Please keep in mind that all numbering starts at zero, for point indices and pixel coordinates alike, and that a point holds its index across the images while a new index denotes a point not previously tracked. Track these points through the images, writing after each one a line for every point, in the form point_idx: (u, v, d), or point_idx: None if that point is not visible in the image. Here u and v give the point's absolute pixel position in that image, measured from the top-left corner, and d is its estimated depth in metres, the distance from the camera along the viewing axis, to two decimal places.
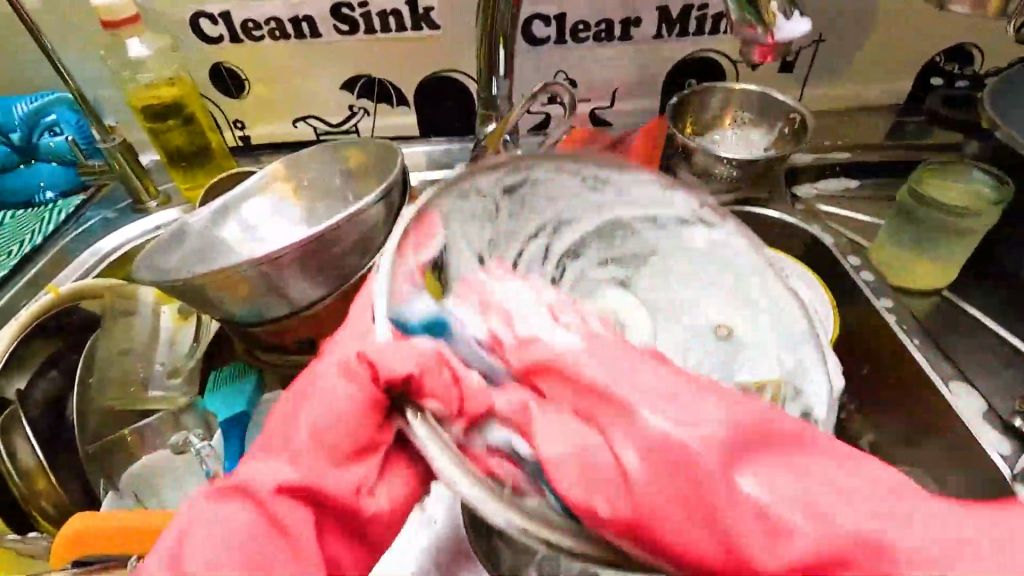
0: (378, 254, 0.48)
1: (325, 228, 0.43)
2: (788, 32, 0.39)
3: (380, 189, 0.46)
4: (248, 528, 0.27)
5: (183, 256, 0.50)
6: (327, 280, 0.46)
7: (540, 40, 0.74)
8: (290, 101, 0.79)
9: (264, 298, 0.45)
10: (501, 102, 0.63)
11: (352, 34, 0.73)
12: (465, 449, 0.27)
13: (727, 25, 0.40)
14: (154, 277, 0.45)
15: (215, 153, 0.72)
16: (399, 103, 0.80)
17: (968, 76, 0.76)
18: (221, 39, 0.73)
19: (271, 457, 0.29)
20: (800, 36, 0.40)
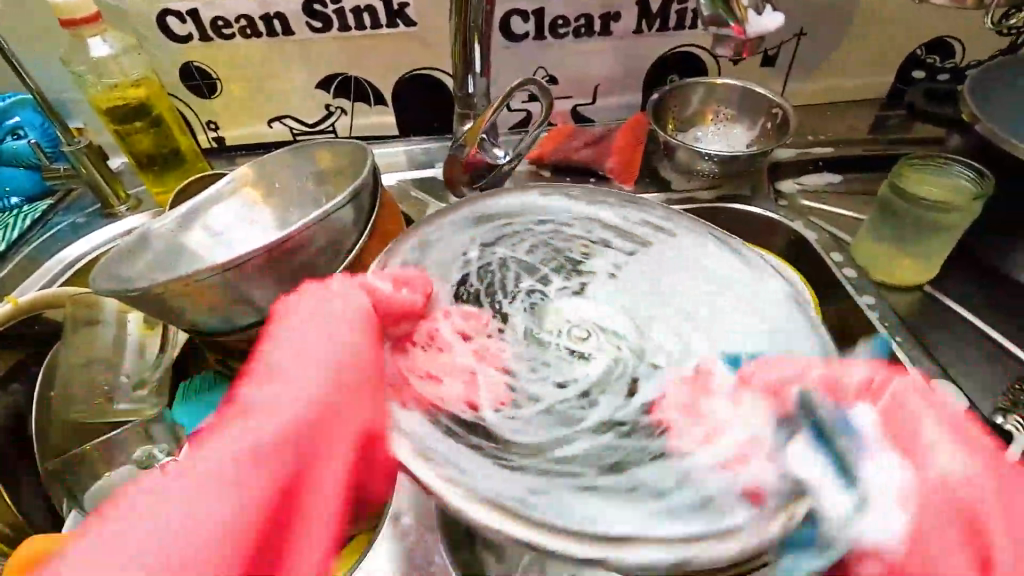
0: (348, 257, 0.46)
1: (293, 232, 0.41)
2: (760, 26, 0.39)
3: (347, 193, 0.44)
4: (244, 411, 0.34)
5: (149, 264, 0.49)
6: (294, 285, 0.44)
7: (519, 37, 0.72)
8: (264, 100, 0.77)
9: (233, 308, 0.44)
10: (478, 100, 0.62)
11: (325, 31, 0.71)
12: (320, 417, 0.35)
13: (700, 20, 0.39)
14: (113, 285, 0.44)
15: (185, 155, 0.70)
16: (377, 102, 0.78)
17: (948, 70, 0.76)
18: (190, 38, 0.70)
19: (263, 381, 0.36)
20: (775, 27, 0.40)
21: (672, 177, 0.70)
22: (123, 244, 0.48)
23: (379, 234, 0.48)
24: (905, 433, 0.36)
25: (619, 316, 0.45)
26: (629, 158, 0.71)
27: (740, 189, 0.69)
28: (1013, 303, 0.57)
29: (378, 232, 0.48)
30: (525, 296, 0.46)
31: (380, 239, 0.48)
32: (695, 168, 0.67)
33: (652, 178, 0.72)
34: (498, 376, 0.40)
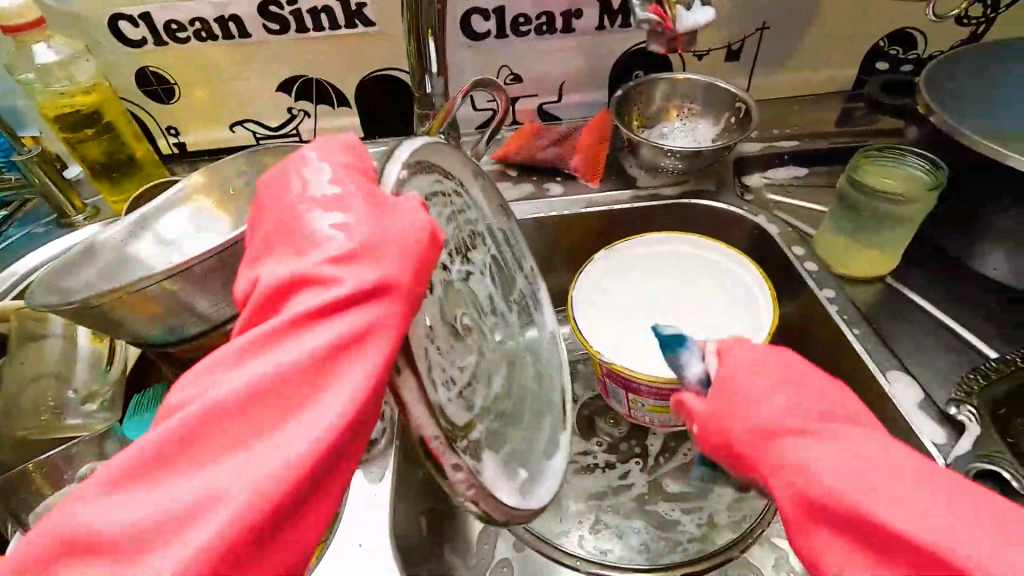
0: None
1: (241, 233, 0.40)
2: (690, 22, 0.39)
3: None
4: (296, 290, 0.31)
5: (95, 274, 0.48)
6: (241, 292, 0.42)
7: (481, 35, 0.71)
8: (225, 104, 0.76)
9: (180, 318, 0.42)
10: (437, 99, 0.61)
11: (282, 33, 0.70)
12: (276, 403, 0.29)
13: (633, 19, 0.39)
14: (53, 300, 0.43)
15: (142, 161, 0.69)
16: (340, 105, 0.77)
17: (912, 61, 0.76)
18: (144, 42, 0.69)
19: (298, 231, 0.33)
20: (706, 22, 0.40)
21: (637, 173, 0.71)
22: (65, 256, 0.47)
23: None
24: (774, 366, 0.38)
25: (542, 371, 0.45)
26: (594, 156, 0.71)
27: (705, 184, 0.69)
28: (972, 293, 0.57)
29: None
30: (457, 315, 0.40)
31: None
32: (659, 164, 0.67)
33: (618, 175, 0.72)
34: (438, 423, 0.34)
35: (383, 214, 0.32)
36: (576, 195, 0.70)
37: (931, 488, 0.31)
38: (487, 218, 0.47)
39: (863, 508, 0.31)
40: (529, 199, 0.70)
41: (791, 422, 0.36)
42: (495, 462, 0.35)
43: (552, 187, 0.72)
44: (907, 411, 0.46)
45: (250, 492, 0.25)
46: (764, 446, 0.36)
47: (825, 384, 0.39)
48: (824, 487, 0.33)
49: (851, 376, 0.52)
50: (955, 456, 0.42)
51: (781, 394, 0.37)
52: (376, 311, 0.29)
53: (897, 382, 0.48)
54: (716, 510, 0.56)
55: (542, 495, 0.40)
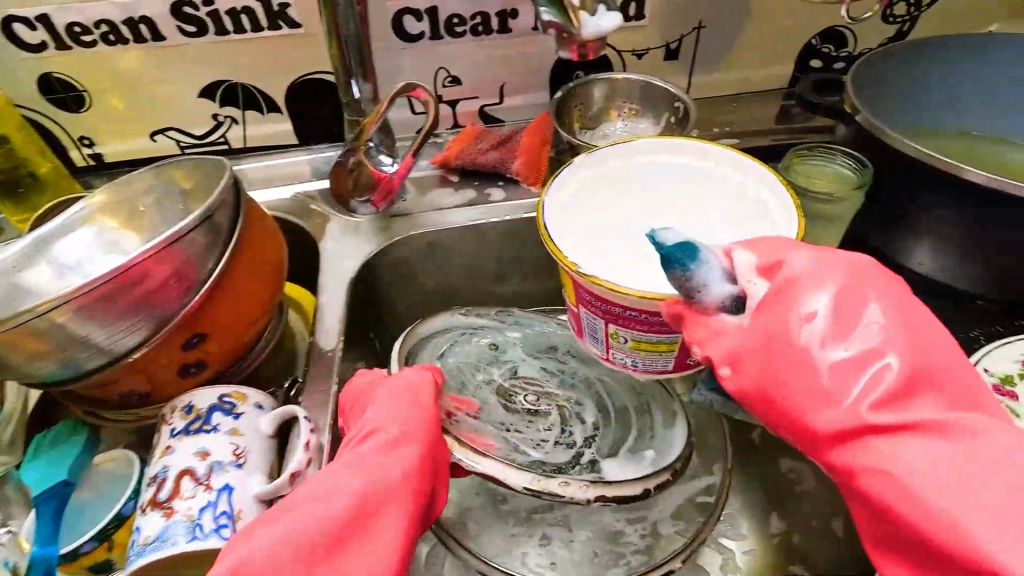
0: (202, 288, 0.41)
1: (130, 260, 0.36)
2: (596, 24, 0.40)
3: (196, 214, 0.39)
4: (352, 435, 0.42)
5: None
6: (137, 324, 0.38)
7: (415, 36, 0.69)
8: (142, 112, 0.71)
9: (69, 357, 0.38)
10: (366, 105, 0.58)
11: (200, 35, 0.66)
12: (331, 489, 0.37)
13: (539, 23, 0.40)
14: None
15: (48, 177, 0.63)
16: (270, 110, 0.73)
17: (844, 58, 0.78)
18: (44, 46, 0.64)
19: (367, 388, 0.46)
20: (612, 26, 0.40)
21: None
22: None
23: (245, 257, 0.43)
24: (845, 310, 0.35)
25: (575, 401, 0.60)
26: (536, 159, 0.70)
27: None
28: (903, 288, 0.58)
29: (246, 257, 0.43)
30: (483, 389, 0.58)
31: (248, 262, 0.44)
32: None
33: None
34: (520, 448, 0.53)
35: (406, 381, 0.45)
36: (518, 200, 0.69)
37: (990, 468, 0.30)
38: (504, 327, 0.65)
39: (911, 483, 0.31)
40: (470, 205, 0.68)
41: (869, 368, 0.34)
42: (616, 461, 0.53)
43: (494, 192, 0.70)
44: None
45: (297, 548, 0.34)
46: (823, 396, 0.34)
47: (922, 327, 0.36)
48: (874, 458, 0.33)
49: None
50: None
51: (859, 344, 0.34)
52: (400, 428, 0.41)
53: None
54: (661, 518, 0.55)
55: (672, 455, 0.53)
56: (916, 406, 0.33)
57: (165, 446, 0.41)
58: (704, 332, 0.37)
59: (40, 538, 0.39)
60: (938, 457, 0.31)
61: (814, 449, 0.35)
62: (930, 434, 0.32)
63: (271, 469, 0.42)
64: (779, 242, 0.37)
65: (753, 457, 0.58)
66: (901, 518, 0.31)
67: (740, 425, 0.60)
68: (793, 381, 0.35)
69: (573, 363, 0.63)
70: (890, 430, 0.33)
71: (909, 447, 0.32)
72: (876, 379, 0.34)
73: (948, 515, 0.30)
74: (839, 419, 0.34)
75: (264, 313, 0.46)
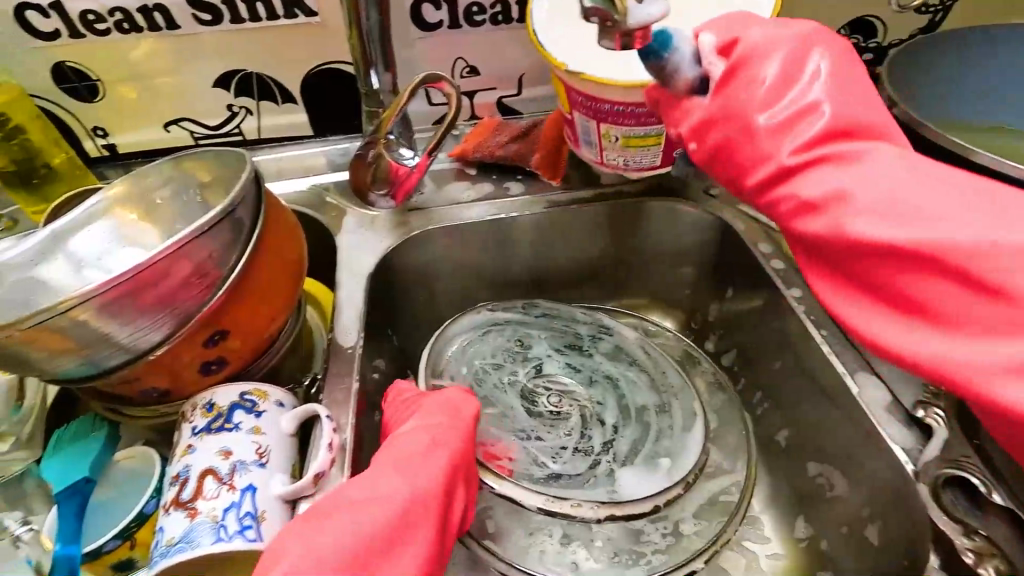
0: (224, 286, 0.40)
1: (152, 258, 0.35)
2: (643, 15, 0.35)
3: (218, 210, 0.38)
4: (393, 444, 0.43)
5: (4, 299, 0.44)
6: (159, 321, 0.38)
7: (433, 25, 0.67)
8: (156, 101, 0.70)
9: (89, 355, 0.37)
10: (385, 96, 0.57)
11: (215, 24, 0.64)
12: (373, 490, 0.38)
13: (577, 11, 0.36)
14: None
15: (61, 169, 0.62)
16: (285, 101, 0.72)
17: (872, 49, 0.75)
18: (57, 34, 0.62)
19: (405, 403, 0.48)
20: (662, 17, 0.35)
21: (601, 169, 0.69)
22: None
23: (266, 252, 0.43)
24: (825, 133, 0.37)
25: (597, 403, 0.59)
26: (556, 152, 0.68)
27: (670, 181, 0.67)
28: None
29: (268, 252, 0.43)
30: (508, 390, 0.58)
31: (270, 259, 0.43)
32: None
33: (582, 172, 0.69)
34: (536, 462, 0.53)
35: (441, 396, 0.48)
36: (538, 194, 0.67)
37: (924, 177, 0.35)
38: (529, 319, 0.65)
39: (863, 204, 0.35)
40: (489, 200, 0.67)
41: (806, 117, 0.38)
42: (633, 471, 0.54)
43: (512, 186, 0.69)
44: (878, 417, 0.46)
45: (350, 541, 0.34)
46: (808, 201, 0.37)
47: (856, 88, 0.39)
48: (845, 204, 0.36)
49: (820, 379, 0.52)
50: (925, 461, 0.43)
51: (791, 107, 0.38)
52: (438, 430, 0.43)
53: (866, 384, 0.48)
54: (683, 518, 0.53)
55: (687, 464, 0.54)
56: (868, 154, 0.37)
57: (186, 445, 0.40)
58: (686, 110, 0.42)
59: (62, 536, 0.39)
60: (918, 233, 0.33)
61: (818, 249, 0.37)
62: (872, 156, 0.37)
63: (292, 467, 0.42)
64: (781, 42, 0.39)
65: (778, 459, 0.57)
66: (902, 301, 0.34)
67: (765, 427, 0.58)
68: (757, 106, 0.39)
69: (597, 356, 0.62)
70: (865, 200, 0.36)
71: (877, 222, 0.35)
72: (843, 174, 0.37)
73: (926, 239, 0.32)
74: (857, 219, 0.35)
75: (286, 310, 0.46)
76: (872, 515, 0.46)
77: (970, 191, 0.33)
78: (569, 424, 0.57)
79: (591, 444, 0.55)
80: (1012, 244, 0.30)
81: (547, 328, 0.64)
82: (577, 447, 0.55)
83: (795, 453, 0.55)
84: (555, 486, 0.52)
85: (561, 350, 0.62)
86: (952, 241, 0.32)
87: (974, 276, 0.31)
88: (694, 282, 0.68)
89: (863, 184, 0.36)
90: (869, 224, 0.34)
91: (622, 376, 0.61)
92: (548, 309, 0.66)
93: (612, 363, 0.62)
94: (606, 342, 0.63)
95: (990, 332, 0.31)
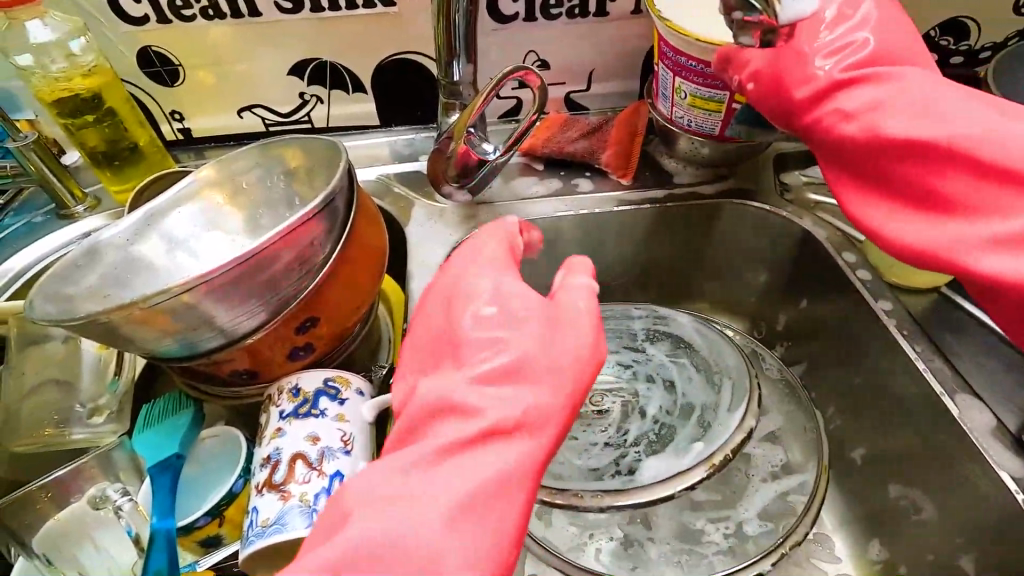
0: (321, 273, 0.41)
1: (261, 245, 0.36)
2: None
3: (322, 200, 0.39)
4: (457, 397, 0.36)
5: (105, 275, 0.45)
6: (259, 307, 0.39)
7: (508, 18, 0.67)
8: (232, 87, 0.71)
9: (191, 336, 0.38)
10: (464, 88, 0.57)
11: (296, 12, 0.65)
12: (422, 488, 0.33)
13: None
14: (58, 309, 0.39)
15: (145, 150, 0.64)
16: (355, 90, 0.73)
17: (963, 52, 0.70)
18: (146, 20, 0.64)
19: (484, 327, 0.38)
20: None
21: (673, 167, 0.67)
22: (69, 257, 0.43)
23: (357, 243, 0.43)
24: (861, 63, 0.43)
25: (641, 394, 0.55)
26: (627, 149, 0.67)
27: (745, 184, 0.65)
28: None
29: (360, 242, 0.43)
30: None
31: (361, 249, 0.43)
32: (699, 155, 0.63)
33: (653, 172, 0.67)
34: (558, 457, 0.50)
35: (555, 337, 0.39)
36: (607, 192, 0.66)
37: (953, 93, 0.41)
38: None
39: (895, 109, 0.41)
40: (557, 196, 0.66)
41: (853, 48, 0.44)
42: (657, 460, 0.49)
43: (581, 183, 0.68)
44: (984, 442, 0.44)
45: (375, 544, 0.31)
46: (846, 110, 0.42)
47: (907, 29, 0.44)
48: (879, 111, 0.41)
49: (909, 398, 0.49)
50: None
51: (850, 40, 0.44)
52: (518, 415, 0.35)
53: (966, 406, 0.46)
54: (746, 518, 0.50)
55: (721, 445, 0.49)
56: (906, 78, 0.42)
57: (275, 428, 0.41)
58: (749, 59, 0.46)
59: (158, 510, 0.40)
60: (933, 121, 0.39)
61: (840, 155, 0.44)
62: (917, 80, 0.42)
63: (372, 456, 0.42)
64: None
65: (852, 478, 0.55)
66: (899, 151, 0.40)
67: (839, 443, 0.56)
68: (807, 64, 0.44)
69: (649, 350, 0.59)
70: (914, 119, 0.40)
71: (891, 119, 0.41)
72: (881, 96, 0.42)
73: (937, 134, 0.38)
74: (883, 124, 0.41)
75: (371, 299, 0.46)
76: (967, 544, 0.44)
77: (976, 99, 0.40)
78: (608, 417, 0.53)
79: (628, 436, 0.51)
80: (1007, 129, 0.37)
81: (600, 325, 0.62)
82: (604, 442, 0.51)
83: (873, 473, 0.53)
84: (570, 477, 0.49)
85: (612, 346, 0.60)
86: (955, 132, 0.38)
87: (994, 167, 0.36)
88: (764, 290, 0.66)
89: (914, 115, 0.40)
90: (897, 117, 0.40)
91: (670, 366, 0.56)
92: (599, 311, 0.64)
93: (665, 350, 0.58)
94: (663, 334, 0.60)
95: (994, 209, 0.37)
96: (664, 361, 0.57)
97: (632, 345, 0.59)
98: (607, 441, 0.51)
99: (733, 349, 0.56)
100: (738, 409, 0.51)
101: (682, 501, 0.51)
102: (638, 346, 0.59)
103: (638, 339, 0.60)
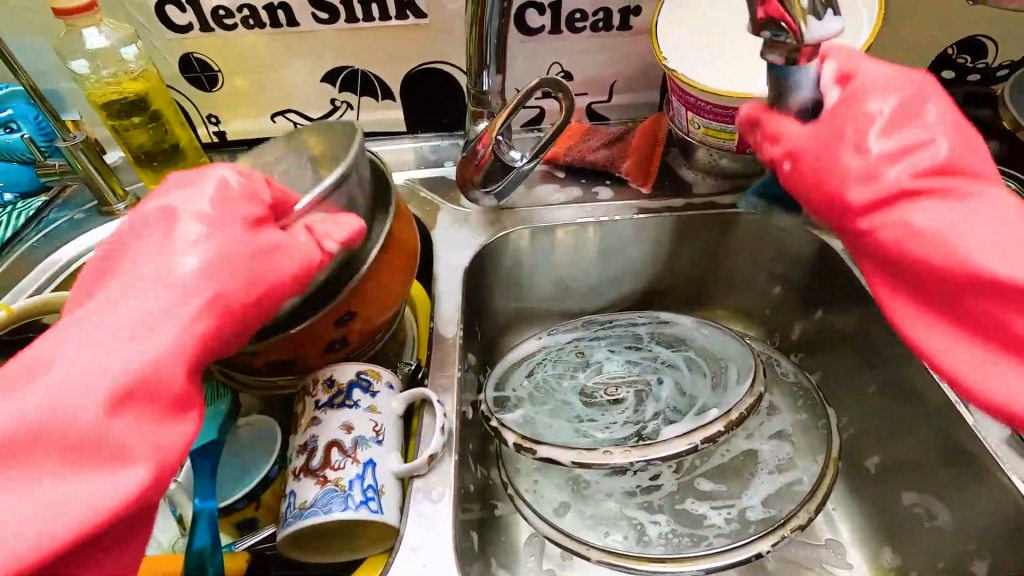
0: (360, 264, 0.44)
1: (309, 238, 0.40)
2: (821, 32, 0.33)
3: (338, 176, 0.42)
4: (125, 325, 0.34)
5: None
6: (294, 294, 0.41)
7: (535, 30, 0.69)
8: (267, 93, 0.74)
9: None
10: (492, 98, 0.59)
11: (332, 23, 0.68)
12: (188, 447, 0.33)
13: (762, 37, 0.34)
14: None
15: (185, 151, 0.67)
16: (384, 97, 0.75)
17: (980, 70, 0.71)
18: (190, 28, 0.67)
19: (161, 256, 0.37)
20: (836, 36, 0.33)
21: (692, 177, 0.69)
22: None
23: (391, 243, 0.46)
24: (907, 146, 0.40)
25: (652, 386, 0.57)
26: (647, 158, 0.68)
27: None
28: None
29: (392, 245, 0.46)
30: (566, 385, 0.59)
31: (394, 250, 0.47)
32: (717, 166, 0.66)
33: (672, 181, 0.69)
34: (578, 437, 0.52)
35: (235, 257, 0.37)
36: (626, 200, 0.68)
37: (1022, 233, 0.36)
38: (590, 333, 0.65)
39: (974, 242, 0.36)
40: (578, 203, 0.68)
41: (914, 152, 0.40)
42: (676, 428, 0.50)
43: (601, 191, 0.70)
44: (1000, 451, 0.44)
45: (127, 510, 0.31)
46: (911, 225, 0.38)
47: (975, 146, 0.41)
48: (942, 232, 0.37)
49: (925, 406, 0.50)
50: None
51: (905, 139, 0.40)
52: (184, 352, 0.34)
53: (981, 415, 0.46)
54: (749, 505, 0.52)
55: (734, 403, 0.50)
56: (977, 203, 0.38)
57: (311, 417, 0.43)
58: (777, 130, 0.42)
59: (200, 492, 0.41)
60: (1002, 252, 0.35)
61: (868, 246, 0.40)
62: (994, 204, 0.38)
63: (401, 446, 0.44)
64: (895, 88, 0.41)
65: (865, 485, 0.55)
66: (925, 270, 0.37)
67: (852, 449, 0.57)
68: (862, 159, 0.40)
69: (655, 348, 0.62)
70: (989, 256, 0.36)
71: (962, 241, 0.36)
72: (947, 208, 0.38)
73: (1005, 272, 0.35)
74: (943, 238, 0.37)
75: (402, 298, 0.49)
76: (981, 549, 0.45)
77: None
78: (620, 407, 0.56)
79: (645, 419, 0.54)
80: None
81: (608, 327, 0.65)
82: (625, 426, 0.53)
83: (886, 481, 0.53)
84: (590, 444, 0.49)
85: (621, 347, 0.63)
86: (1022, 277, 0.34)
87: None
88: (780, 298, 0.67)
89: (989, 252, 0.36)
90: (927, 230, 0.37)
91: (679, 359, 0.59)
92: (605, 318, 0.67)
93: (672, 347, 0.61)
94: (671, 332, 0.63)
95: None
96: (674, 355, 0.60)
97: (640, 343, 0.63)
98: (623, 421, 0.54)
99: (738, 340, 0.58)
100: (748, 376, 0.53)
101: (686, 489, 0.54)
102: (646, 345, 0.62)
103: (647, 340, 0.63)
